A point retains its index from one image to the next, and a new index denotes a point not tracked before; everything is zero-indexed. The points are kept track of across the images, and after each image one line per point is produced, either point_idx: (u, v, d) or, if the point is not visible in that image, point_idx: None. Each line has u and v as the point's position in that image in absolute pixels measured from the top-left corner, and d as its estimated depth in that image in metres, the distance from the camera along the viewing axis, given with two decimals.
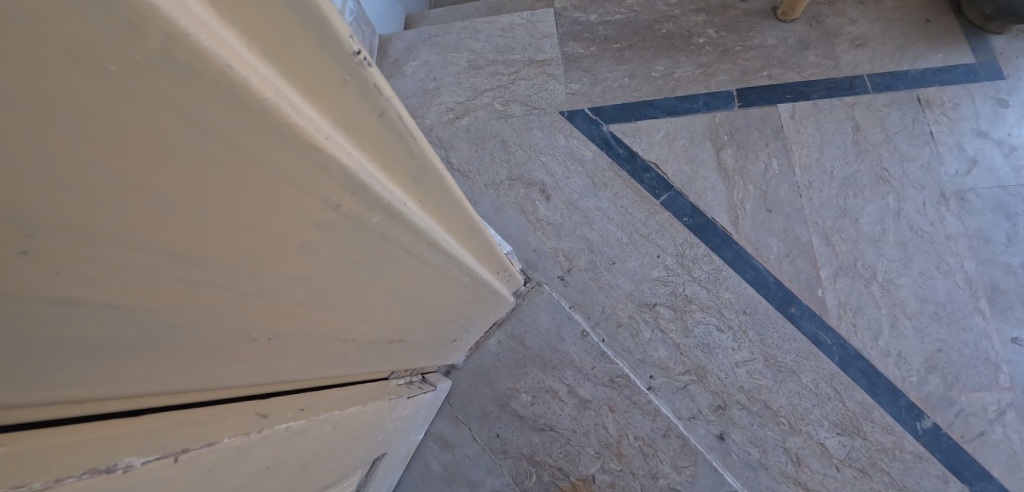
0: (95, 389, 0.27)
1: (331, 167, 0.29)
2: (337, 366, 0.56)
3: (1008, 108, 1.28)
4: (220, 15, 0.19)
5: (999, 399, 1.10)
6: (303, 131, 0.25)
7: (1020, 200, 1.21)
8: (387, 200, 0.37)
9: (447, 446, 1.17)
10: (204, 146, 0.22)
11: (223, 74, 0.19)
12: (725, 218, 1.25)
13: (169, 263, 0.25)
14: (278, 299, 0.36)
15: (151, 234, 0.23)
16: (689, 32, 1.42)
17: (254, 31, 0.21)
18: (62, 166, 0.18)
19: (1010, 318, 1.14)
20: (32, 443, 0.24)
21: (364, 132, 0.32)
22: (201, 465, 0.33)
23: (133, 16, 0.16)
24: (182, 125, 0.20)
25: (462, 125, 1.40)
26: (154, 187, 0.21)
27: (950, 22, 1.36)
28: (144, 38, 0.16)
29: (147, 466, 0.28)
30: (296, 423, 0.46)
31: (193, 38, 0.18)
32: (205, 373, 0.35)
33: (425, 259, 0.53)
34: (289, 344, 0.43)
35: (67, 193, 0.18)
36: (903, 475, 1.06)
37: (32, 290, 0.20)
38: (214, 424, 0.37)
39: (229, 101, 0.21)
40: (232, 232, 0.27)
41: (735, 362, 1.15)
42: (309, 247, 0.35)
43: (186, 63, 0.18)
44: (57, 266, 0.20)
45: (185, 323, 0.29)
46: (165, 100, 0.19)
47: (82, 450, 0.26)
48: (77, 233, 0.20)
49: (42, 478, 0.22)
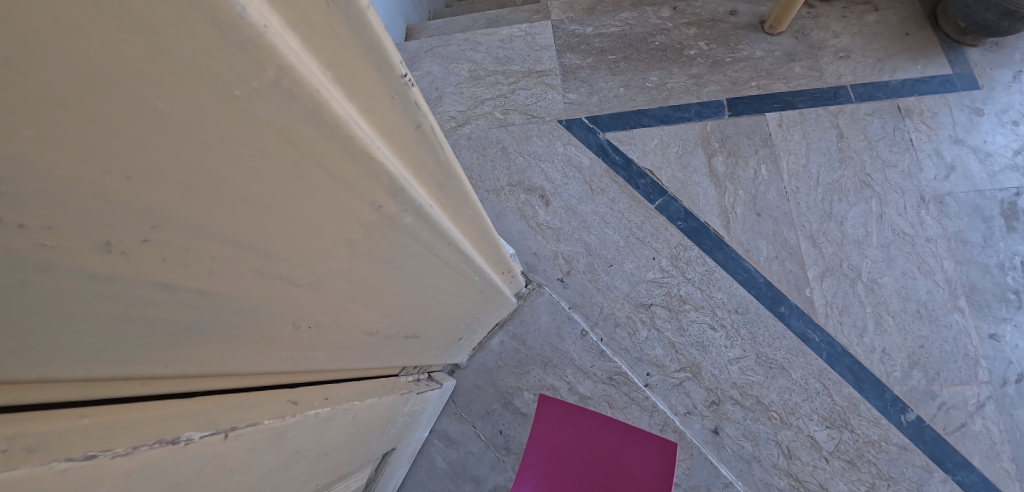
0: (171, 368, 0.32)
1: (378, 171, 0.34)
2: (359, 359, 0.60)
3: (982, 116, 1.35)
4: (310, 53, 0.24)
5: (979, 392, 1.15)
6: (361, 143, 0.30)
7: (995, 204, 1.28)
8: (418, 203, 0.42)
9: (452, 444, 1.20)
10: (289, 156, 0.27)
11: (312, 98, 0.25)
12: (716, 222, 1.31)
13: (246, 255, 0.30)
14: (323, 292, 0.41)
15: (235, 227, 0.27)
16: (681, 44, 1.48)
17: (332, 60, 0.26)
18: (187, 173, 0.22)
19: (986, 315, 1.20)
20: (118, 414, 0.28)
21: (403, 143, 0.36)
22: (245, 443, 0.37)
23: (261, 57, 0.21)
24: (277, 139, 0.25)
25: (463, 132, 1.45)
26: (246, 187, 0.26)
27: (928, 35, 1.43)
28: (264, 72, 0.22)
29: (203, 441, 0.32)
30: (322, 411, 0.50)
31: (296, 72, 0.23)
32: (256, 356, 0.39)
33: (444, 258, 0.58)
34: (325, 334, 0.47)
35: (188, 196, 0.23)
36: (889, 465, 1.11)
37: (144, 273, 0.24)
38: (256, 407, 0.40)
39: (314, 119, 0.26)
40: (297, 227, 0.32)
41: (727, 359, 1.20)
42: (354, 245, 0.40)
43: (288, 89, 0.23)
44: (165, 255, 0.25)
45: (248, 310, 0.34)
46: (269, 119, 0.24)
47: (153, 422, 0.30)
48: (186, 228, 0.24)
49: (124, 445, 0.27)
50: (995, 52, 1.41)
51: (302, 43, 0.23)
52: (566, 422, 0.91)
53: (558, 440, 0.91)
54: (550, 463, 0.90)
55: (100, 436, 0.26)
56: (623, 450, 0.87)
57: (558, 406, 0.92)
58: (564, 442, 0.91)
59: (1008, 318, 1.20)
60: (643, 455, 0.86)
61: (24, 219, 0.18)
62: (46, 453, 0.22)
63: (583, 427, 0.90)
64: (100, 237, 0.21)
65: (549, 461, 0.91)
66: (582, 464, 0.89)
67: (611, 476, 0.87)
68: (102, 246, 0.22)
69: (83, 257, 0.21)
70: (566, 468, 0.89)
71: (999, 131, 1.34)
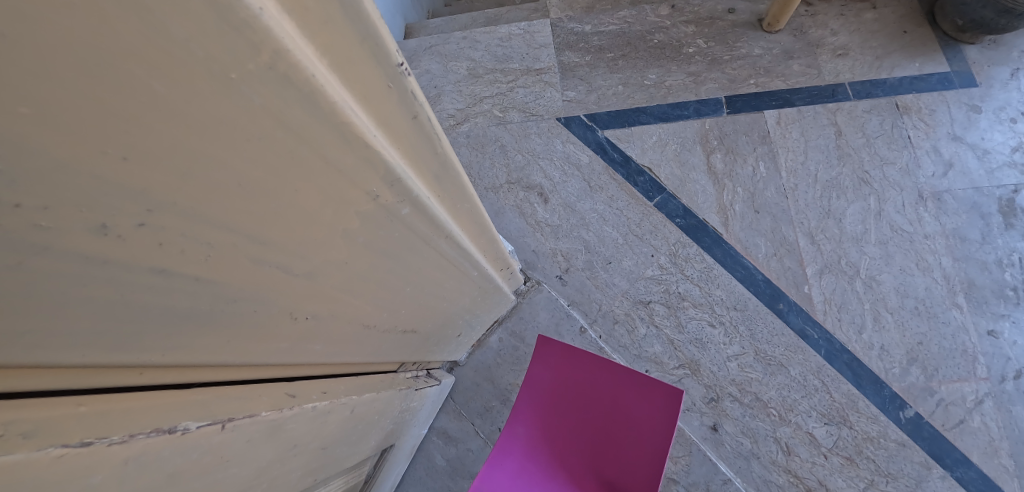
0: (169, 356, 0.32)
1: (374, 160, 0.34)
2: (357, 353, 0.60)
3: (980, 113, 1.35)
4: (306, 38, 0.24)
5: (977, 389, 1.15)
6: (356, 129, 0.30)
7: (993, 201, 1.28)
8: (416, 193, 0.42)
9: (450, 441, 1.19)
10: (285, 141, 0.27)
11: (308, 83, 0.25)
12: (715, 219, 1.31)
13: (242, 242, 0.30)
14: (320, 282, 0.41)
15: (231, 212, 0.27)
16: (679, 42, 1.49)
17: (328, 47, 0.26)
18: (183, 155, 0.22)
19: (985, 312, 1.20)
20: (113, 404, 0.28)
21: (399, 132, 0.36)
22: (242, 434, 0.37)
23: (257, 39, 0.21)
24: (273, 124, 0.25)
25: (462, 130, 1.45)
26: (243, 172, 0.26)
27: (925, 33, 1.44)
28: (260, 55, 0.22)
29: (200, 431, 0.32)
30: (320, 404, 0.50)
31: (292, 55, 0.23)
32: (253, 347, 0.39)
33: (442, 251, 0.58)
34: (322, 327, 0.47)
35: (184, 179, 0.23)
36: (888, 462, 1.12)
37: (140, 258, 0.25)
38: (253, 399, 0.40)
39: (310, 104, 0.26)
40: (294, 215, 0.32)
41: (726, 356, 1.20)
42: (351, 235, 0.40)
43: (284, 74, 0.23)
44: (162, 240, 0.25)
45: (245, 299, 0.34)
46: (265, 103, 0.24)
47: (150, 411, 0.30)
48: (182, 212, 0.24)
49: (120, 433, 0.27)
50: (993, 50, 1.41)
51: (298, 27, 0.23)
52: (566, 362, 0.84)
53: (558, 380, 0.85)
54: (548, 402, 0.86)
55: (96, 424, 0.26)
56: (624, 392, 0.81)
57: (558, 348, 0.83)
58: (564, 381, 0.85)
59: (1006, 314, 1.20)
60: (647, 399, 0.79)
61: (20, 198, 0.18)
62: (41, 439, 0.22)
63: (584, 368, 0.83)
64: (96, 218, 0.21)
65: (547, 401, 0.86)
66: (579, 404, 0.84)
67: (610, 419, 0.82)
68: (98, 229, 0.22)
69: (79, 240, 0.21)
70: (564, 410, 0.85)
71: (997, 128, 1.34)
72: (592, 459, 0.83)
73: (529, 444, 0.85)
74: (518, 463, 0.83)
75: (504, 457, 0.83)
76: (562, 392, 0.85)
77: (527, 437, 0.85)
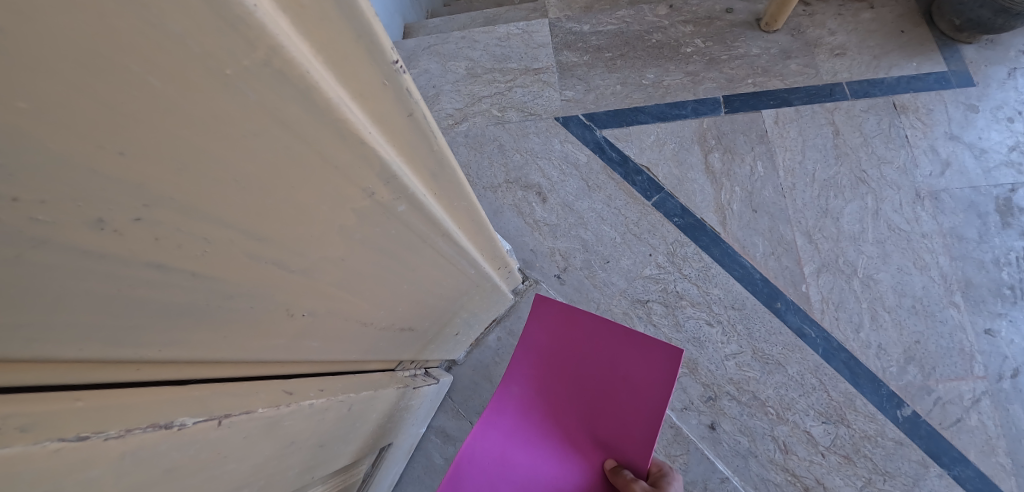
0: (166, 352, 0.32)
1: (370, 156, 0.34)
2: (354, 351, 0.61)
3: (977, 113, 1.36)
4: (301, 35, 0.24)
5: (974, 387, 1.15)
6: (351, 125, 0.30)
7: (990, 200, 1.28)
8: (412, 190, 0.42)
9: (448, 440, 1.20)
10: (281, 138, 0.27)
11: (303, 79, 0.25)
12: (713, 218, 1.31)
13: (239, 238, 0.30)
14: (316, 279, 0.41)
15: (227, 207, 0.28)
16: (677, 42, 1.49)
17: (322, 44, 0.26)
18: (179, 149, 0.23)
19: (982, 310, 1.20)
20: (109, 399, 0.28)
21: (394, 128, 0.36)
22: (239, 430, 0.37)
23: (253, 34, 0.21)
24: (269, 120, 0.26)
25: (461, 130, 1.45)
26: (238, 167, 0.26)
27: (923, 32, 1.44)
28: (255, 50, 0.22)
29: (196, 426, 0.32)
30: (317, 401, 0.50)
31: (287, 52, 0.23)
32: (249, 343, 0.40)
33: (438, 249, 0.58)
34: (319, 324, 0.47)
35: (180, 174, 0.24)
36: (885, 460, 1.12)
37: (137, 252, 0.25)
38: (249, 396, 0.41)
39: (305, 100, 0.26)
40: (290, 210, 0.32)
41: (724, 355, 1.20)
42: (347, 232, 0.40)
43: (278, 70, 0.24)
44: (159, 234, 0.25)
45: (241, 295, 0.34)
46: (260, 100, 0.24)
47: (146, 406, 0.30)
48: (178, 207, 0.25)
49: (116, 428, 0.27)
50: (990, 49, 1.42)
51: (292, 24, 0.23)
52: (564, 324, 0.81)
53: (554, 340, 0.83)
54: (545, 363, 0.84)
55: (93, 418, 0.26)
56: (623, 354, 0.78)
57: (556, 306, 0.80)
58: (561, 342, 0.82)
59: (1003, 313, 1.20)
60: (646, 360, 0.76)
61: (17, 192, 0.18)
62: (38, 433, 0.23)
63: (581, 328, 0.80)
64: (93, 214, 0.22)
65: (544, 361, 0.84)
66: (575, 365, 0.82)
67: (607, 381, 0.80)
68: (95, 223, 0.22)
69: (75, 234, 0.21)
70: (560, 371, 0.83)
71: (994, 127, 1.34)
72: (586, 420, 0.82)
73: (523, 402, 0.85)
74: (512, 420, 0.85)
75: (499, 414, 0.85)
76: (558, 352, 0.83)
77: (521, 396, 0.85)
